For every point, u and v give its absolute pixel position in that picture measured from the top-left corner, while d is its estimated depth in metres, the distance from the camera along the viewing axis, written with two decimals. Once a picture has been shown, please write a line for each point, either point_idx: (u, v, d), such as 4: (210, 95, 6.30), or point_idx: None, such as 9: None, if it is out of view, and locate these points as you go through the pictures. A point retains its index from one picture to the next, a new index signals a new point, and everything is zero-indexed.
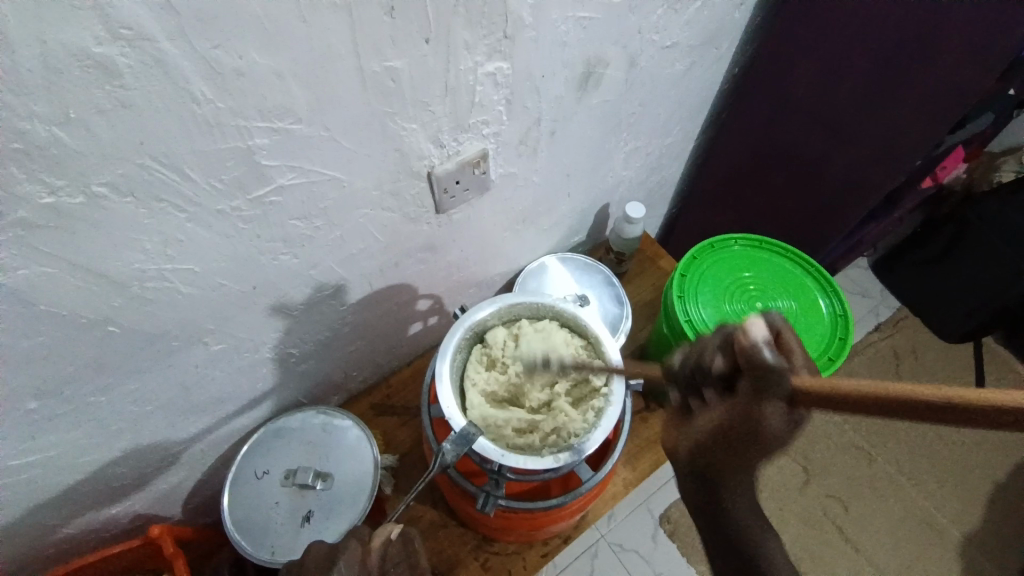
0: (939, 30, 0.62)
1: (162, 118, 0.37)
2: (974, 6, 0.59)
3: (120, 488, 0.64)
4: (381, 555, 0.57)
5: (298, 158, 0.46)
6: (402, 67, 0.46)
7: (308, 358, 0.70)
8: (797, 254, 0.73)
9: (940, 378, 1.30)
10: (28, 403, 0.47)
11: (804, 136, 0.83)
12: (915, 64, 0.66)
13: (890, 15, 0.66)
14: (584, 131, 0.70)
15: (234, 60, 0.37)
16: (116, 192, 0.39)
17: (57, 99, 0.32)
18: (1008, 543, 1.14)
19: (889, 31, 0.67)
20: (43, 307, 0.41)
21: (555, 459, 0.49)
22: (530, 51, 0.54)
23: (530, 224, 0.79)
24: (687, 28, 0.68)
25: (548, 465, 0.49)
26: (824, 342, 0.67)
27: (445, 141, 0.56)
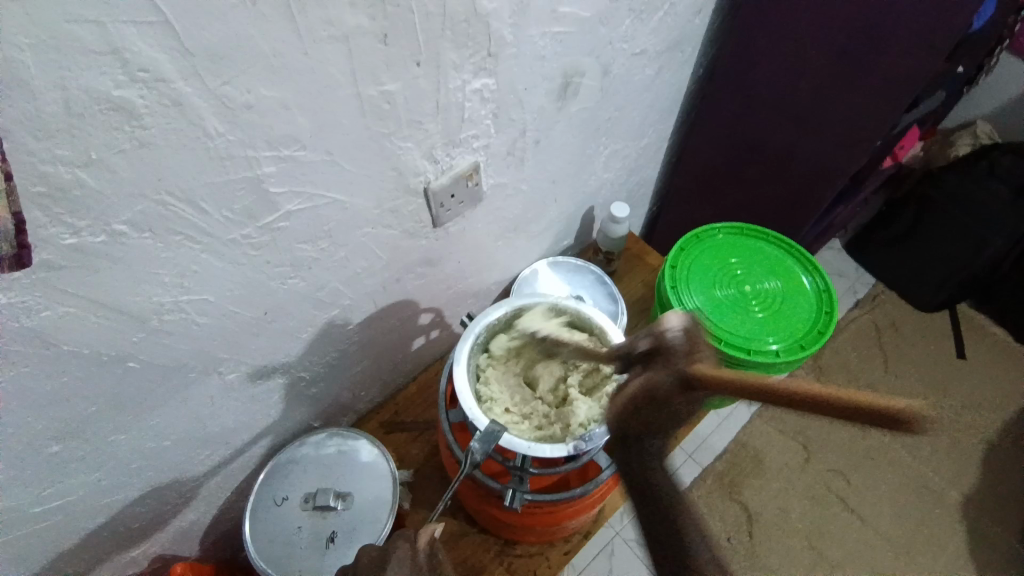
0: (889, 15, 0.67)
1: (178, 153, 0.39)
2: None
3: (139, 528, 0.64)
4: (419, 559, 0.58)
5: (302, 184, 0.48)
6: (396, 89, 0.48)
7: (317, 380, 0.71)
8: (778, 239, 0.77)
9: (923, 347, 1.34)
10: (52, 445, 0.47)
11: (769, 128, 0.87)
12: (869, 48, 0.71)
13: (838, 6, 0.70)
14: (567, 138, 0.73)
15: (242, 94, 0.39)
16: (136, 228, 0.40)
17: (79, 142, 0.34)
18: (1003, 498, 1.19)
19: (838, 21, 0.71)
20: (67, 347, 0.42)
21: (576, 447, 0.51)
22: (512, 67, 0.57)
23: (521, 231, 0.82)
24: (655, 34, 0.72)
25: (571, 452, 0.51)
26: (812, 317, 0.71)
27: (439, 157, 0.58)
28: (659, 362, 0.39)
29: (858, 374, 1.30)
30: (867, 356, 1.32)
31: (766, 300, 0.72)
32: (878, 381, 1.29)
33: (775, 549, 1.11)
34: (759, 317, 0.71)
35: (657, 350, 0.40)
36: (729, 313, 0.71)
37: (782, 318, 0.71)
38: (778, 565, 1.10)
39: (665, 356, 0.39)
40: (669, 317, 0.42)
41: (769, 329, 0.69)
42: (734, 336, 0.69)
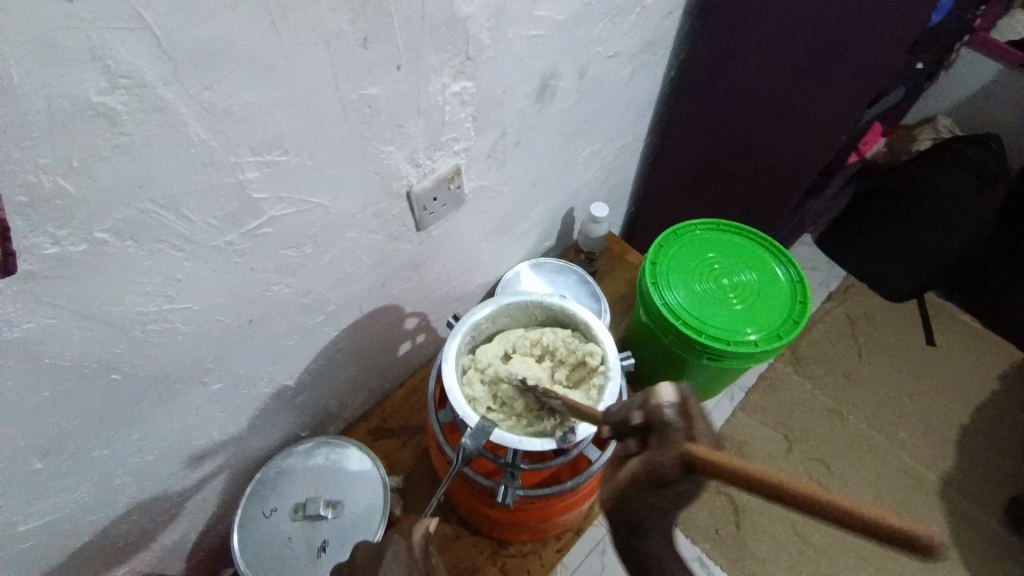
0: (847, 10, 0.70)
1: (160, 160, 0.39)
2: None
3: (124, 546, 0.63)
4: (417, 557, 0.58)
5: (286, 189, 0.48)
6: (378, 93, 0.49)
7: (304, 388, 0.70)
8: (753, 233, 0.79)
9: (894, 335, 1.38)
10: (34, 462, 0.46)
11: (740, 125, 0.90)
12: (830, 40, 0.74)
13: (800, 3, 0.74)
14: (546, 140, 0.75)
15: (226, 99, 0.39)
16: (119, 236, 0.40)
17: (61, 149, 0.34)
18: (977, 478, 1.23)
19: (800, 18, 0.75)
20: (50, 360, 0.42)
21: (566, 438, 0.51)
22: (491, 70, 0.58)
23: (504, 234, 0.83)
24: (628, 36, 0.74)
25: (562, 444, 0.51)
26: (787, 307, 0.73)
27: (422, 160, 0.59)
28: (654, 437, 0.38)
29: (834, 364, 1.34)
30: (841, 346, 1.36)
31: (743, 292, 0.74)
32: (853, 370, 1.33)
33: (763, 539, 1.13)
34: (737, 309, 0.73)
35: (652, 422, 0.39)
36: (709, 306, 0.73)
37: (759, 308, 0.73)
38: (767, 555, 1.12)
39: (661, 432, 0.38)
40: (664, 387, 0.40)
41: (748, 320, 0.71)
42: (714, 327, 0.70)
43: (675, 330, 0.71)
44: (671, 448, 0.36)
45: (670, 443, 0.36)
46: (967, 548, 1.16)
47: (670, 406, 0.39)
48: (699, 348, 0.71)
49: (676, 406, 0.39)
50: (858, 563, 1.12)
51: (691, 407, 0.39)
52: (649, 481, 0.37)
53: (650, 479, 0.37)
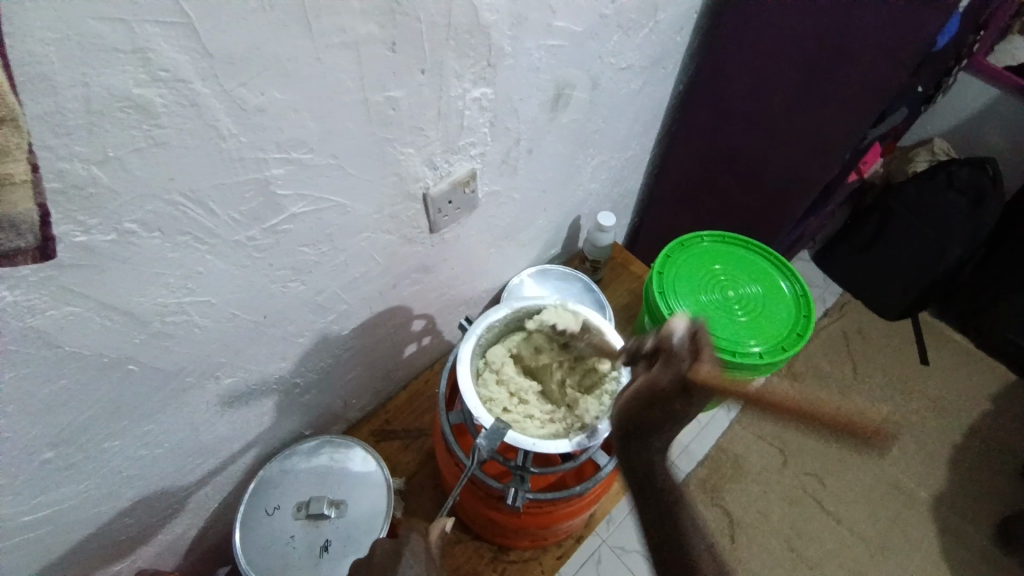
0: (853, 33, 0.72)
1: (190, 153, 0.39)
2: (875, 13, 0.69)
3: (125, 542, 0.62)
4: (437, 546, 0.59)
5: (308, 187, 0.49)
6: (401, 96, 0.50)
7: (310, 388, 0.70)
8: (758, 246, 0.81)
9: (888, 352, 1.40)
10: (44, 452, 0.46)
11: (745, 142, 0.92)
12: (835, 62, 0.76)
13: (807, 25, 0.76)
14: (557, 148, 0.76)
15: (256, 97, 0.40)
16: (146, 227, 0.40)
17: (97, 140, 0.34)
18: (970, 496, 1.24)
19: (805, 39, 0.77)
20: (68, 348, 0.42)
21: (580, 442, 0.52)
22: (509, 77, 0.59)
23: (512, 239, 0.84)
24: (641, 49, 0.76)
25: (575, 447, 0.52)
26: (792, 320, 0.74)
27: (439, 163, 0.60)
28: (664, 360, 0.47)
29: (829, 379, 1.35)
30: (837, 362, 1.38)
31: (749, 304, 0.76)
32: (848, 386, 1.35)
33: (757, 551, 1.14)
34: (742, 320, 0.74)
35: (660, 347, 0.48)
36: (714, 316, 0.74)
37: (763, 321, 0.74)
38: (760, 568, 1.12)
39: (666, 354, 0.47)
40: (678, 320, 0.49)
41: (752, 331, 0.73)
42: (719, 337, 0.71)
43: None
44: (676, 368, 0.45)
45: (674, 366, 0.45)
46: (959, 565, 1.17)
47: (679, 334, 0.48)
48: None
49: (685, 335, 0.48)
50: None
51: (700, 338, 0.48)
52: (653, 396, 0.46)
53: (656, 391, 0.46)
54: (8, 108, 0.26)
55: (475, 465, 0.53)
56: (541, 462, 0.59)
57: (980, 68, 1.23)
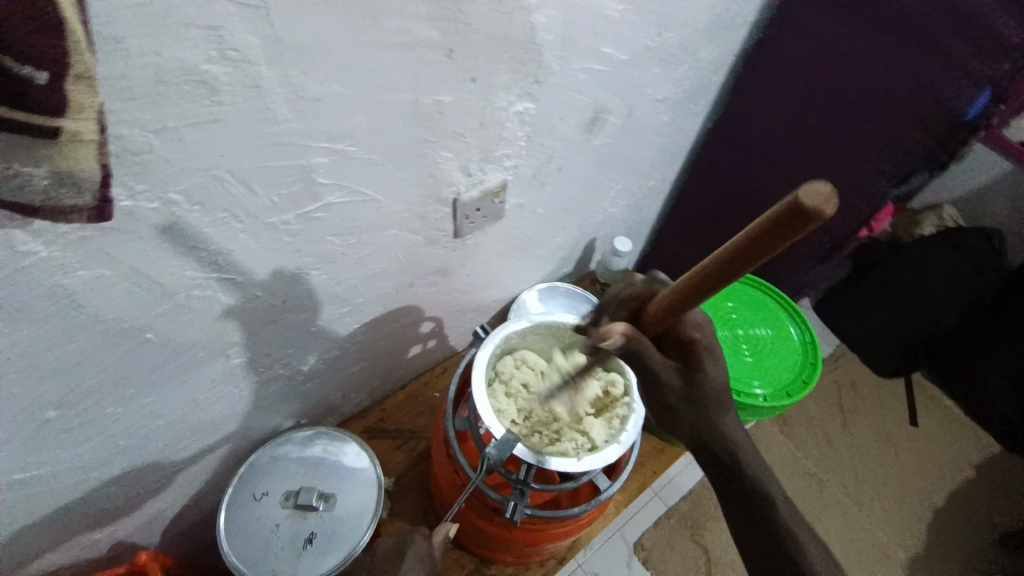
0: (871, 86, 0.74)
1: (243, 133, 0.39)
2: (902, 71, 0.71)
3: (109, 511, 0.61)
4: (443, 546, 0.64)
5: (348, 178, 0.49)
6: (449, 101, 0.50)
7: (314, 377, 0.70)
8: (772, 289, 0.82)
9: (878, 409, 1.41)
10: (48, 411, 0.46)
11: (762, 185, 0.94)
12: (853, 112, 0.78)
13: (827, 76, 0.78)
14: (585, 169, 0.77)
15: (314, 87, 0.40)
16: (188, 199, 0.40)
17: (159, 110, 0.34)
18: (947, 562, 1.24)
19: (826, 90, 0.79)
20: (91, 310, 0.42)
21: (592, 462, 0.53)
22: (552, 96, 0.60)
23: (528, 254, 0.84)
24: (677, 84, 0.77)
25: (587, 468, 0.52)
26: (798, 366, 0.75)
27: (473, 170, 0.60)
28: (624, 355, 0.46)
29: (818, 429, 1.36)
30: (827, 412, 1.39)
31: (756, 345, 0.76)
32: (836, 438, 1.35)
33: None
34: (748, 361, 0.74)
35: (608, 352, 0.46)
36: None
37: (770, 363, 0.75)
38: None
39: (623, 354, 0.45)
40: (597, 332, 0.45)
41: (757, 373, 0.73)
42: None
43: None
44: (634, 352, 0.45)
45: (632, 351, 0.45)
46: None
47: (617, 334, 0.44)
48: None
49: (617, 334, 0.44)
50: None
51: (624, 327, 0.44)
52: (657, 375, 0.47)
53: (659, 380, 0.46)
54: (84, 64, 0.25)
55: (481, 474, 0.53)
56: (541, 478, 0.59)
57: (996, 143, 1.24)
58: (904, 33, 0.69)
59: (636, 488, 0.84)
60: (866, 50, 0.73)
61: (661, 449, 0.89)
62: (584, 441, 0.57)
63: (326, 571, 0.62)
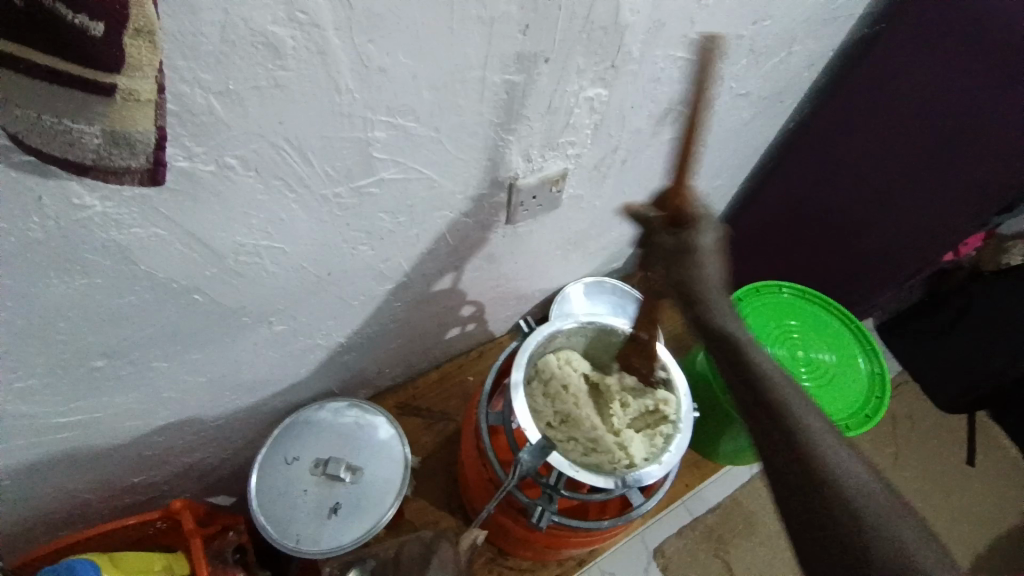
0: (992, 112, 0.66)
1: (304, 102, 0.38)
2: None
3: (149, 457, 0.63)
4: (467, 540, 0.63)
5: (405, 155, 0.47)
6: (518, 82, 0.47)
7: (352, 349, 0.70)
8: (839, 311, 0.76)
9: (934, 446, 1.31)
10: (96, 359, 0.47)
11: (843, 201, 0.86)
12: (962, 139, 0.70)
13: (938, 95, 0.70)
14: (650, 164, 0.72)
15: (382, 58, 0.38)
16: (244, 165, 0.39)
17: (222, 71, 0.33)
18: None
19: (933, 111, 0.71)
20: (144, 267, 0.42)
21: (625, 482, 0.51)
22: (628, 83, 0.56)
23: (581, 247, 0.81)
24: (764, 79, 0.71)
25: (619, 487, 0.51)
26: (860, 399, 0.69)
27: (534, 156, 0.57)
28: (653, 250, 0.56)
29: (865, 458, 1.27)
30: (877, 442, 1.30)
31: (816, 370, 0.71)
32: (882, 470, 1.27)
33: None
34: (806, 385, 0.69)
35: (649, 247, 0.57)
36: None
37: (829, 391, 0.69)
38: None
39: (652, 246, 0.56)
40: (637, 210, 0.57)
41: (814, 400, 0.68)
42: None
43: None
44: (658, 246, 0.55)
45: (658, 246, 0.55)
46: None
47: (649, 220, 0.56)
48: None
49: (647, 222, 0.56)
50: None
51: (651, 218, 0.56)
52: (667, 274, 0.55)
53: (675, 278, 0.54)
54: (144, 19, 0.23)
55: (514, 478, 0.52)
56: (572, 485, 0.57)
57: None
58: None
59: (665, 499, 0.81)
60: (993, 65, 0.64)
61: (695, 463, 0.85)
62: (622, 457, 0.55)
63: (348, 542, 0.62)
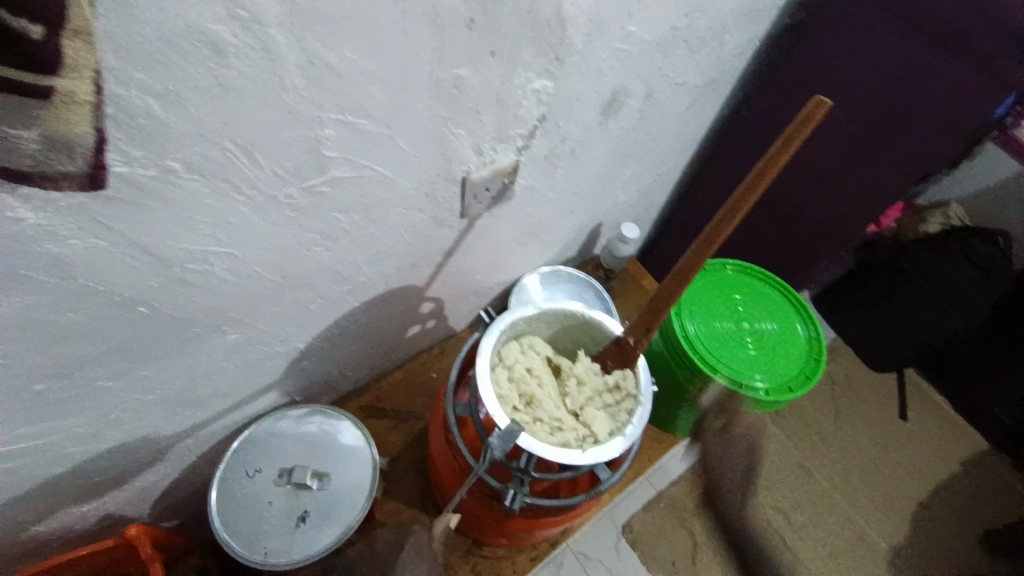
0: (913, 102, 0.72)
1: (251, 100, 0.37)
2: (945, 80, 0.69)
3: (99, 483, 0.60)
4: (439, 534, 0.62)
5: (357, 151, 0.47)
6: (468, 75, 0.48)
7: (312, 354, 0.68)
8: (779, 284, 0.81)
9: (870, 403, 1.41)
10: (36, 383, 0.44)
11: (782, 181, 0.92)
12: (885, 119, 0.76)
13: (859, 77, 0.76)
14: (599, 153, 0.74)
15: (330, 54, 0.38)
16: (188, 168, 0.38)
17: (162, 70, 0.32)
18: (931, 556, 1.25)
19: (856, 92, 0.77)
20: (83, 280, 0.39)
21: (597, 456, 0.53)
22: (572, 76, 0.57)
23: (535, 238, 0.82)
24: (700, 68, 0.74)
25: (591, 460, 0.52)
26: (801, 363, 0.74)
27: (485, 150, 0.58)
28: None
29: (810, 421, 1.35)
30: (819, 404, 1.38)
31: (762, 339, 0.76)
32: (827, 430, 1.35)
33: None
34: (752, 354, 0.74)
35: None
36: (726, 345, 0.74)
37: (774, 359, 0.74)
38: None
39: None
40: None
41: (760, 367, 0.73)
42: (728, 367, 0.72)
43: (691, 364, 0.73)
44: None
45: None
46: None
47: None
48: (711, 386, 0.72)
49: None
50: None
51: None
52: None
53: None
54: (83, 21, 0.25)
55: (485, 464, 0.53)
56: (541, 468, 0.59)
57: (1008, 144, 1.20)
58: (966, 57, 0.66)
59: (631, 475, 0.83)
60: (903, 50, 0.70)
61: (658, 439, 0.88)
62: (587, 434, 0.56)
63: (322, 549, 0.62)
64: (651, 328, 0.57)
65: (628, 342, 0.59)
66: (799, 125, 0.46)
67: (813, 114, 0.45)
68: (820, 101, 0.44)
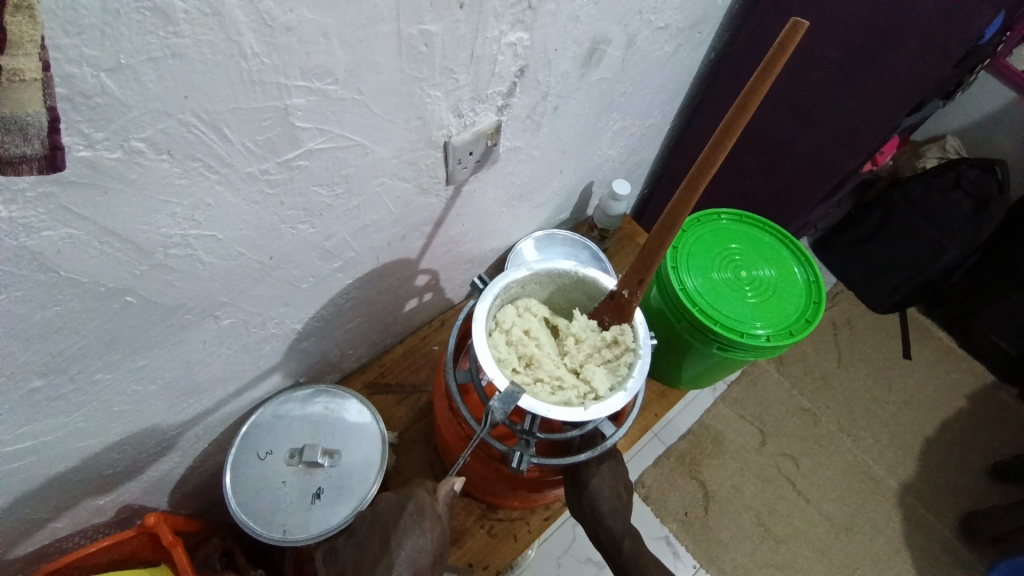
0: (900, 27, 0.70)
1: (209, 70, 0.35)
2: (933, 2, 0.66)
3: (110, 476, 0.61)
4: (450, 500, 0.63)
5: (330, 121, 0.45)
6: (436, 31, 0.46)
7: (309, 335, 0.68)
8: (775, 229, 0.80)
9: (875, 344, 1.40)
10: (31, 380, 0.44)
11: (773, 124, 0.90)
12: (876, 49, 0.73)
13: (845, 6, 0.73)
14: (582, 108, 0.72)
15: (285, 17, 0.36)
16: (154, 148, 0.37)
17: (110, 44, 0.30)
18: (938, 489, 1.27)
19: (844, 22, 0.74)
20: (64, 274, 0.39)
21: (598, 412, 0.53)
22: (546, 26, 0.55)
23: (524, 202, 0.81)
24: (680, 10, 0.72)
25: (593, 416, 0.52)
26: (801, 306, 0.74)
27: (465, 110, 0.56)
28: None
29: (814, 365, 1.35)
30: (823, 348, 1.38)
31: (760, 286, 0.75)
32: (832, 373, 1.35)
33: (725, 524, 1.16)
34: (751, 302, 0.73)
35: None
36: (723, 295, 0.73)
37: (773, 304, 0.74)
38: (729, 539, 1.15)
39: None
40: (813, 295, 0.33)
41: (759, 314, 0.72)
42: (726, 317, 0.71)
43: (690, 315, 0.72)
44: None
45: None
46: (924, 554, 1.19)
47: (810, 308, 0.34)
48: (712, 336, 0.72)
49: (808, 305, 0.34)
50: (814, 556, 1.16)
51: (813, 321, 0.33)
52: None
53: None
54: None
55: (487, 426, 0.53)
56: (546, 428, 0.59)
57: (1003, 71, 1.17)
58: None
59: (637, 431, 0.83)
60: None
61: (663, 393, 0.88)
62: (588, 390, 0.56)
63: (338, 523, 0.62)
64: (644, 279, 0.57)
65: (622, 296, 0.58)
66: (777, 50, 0.44)
67: (791, 36, 0.43)
68: (798, 23, 0.42)
